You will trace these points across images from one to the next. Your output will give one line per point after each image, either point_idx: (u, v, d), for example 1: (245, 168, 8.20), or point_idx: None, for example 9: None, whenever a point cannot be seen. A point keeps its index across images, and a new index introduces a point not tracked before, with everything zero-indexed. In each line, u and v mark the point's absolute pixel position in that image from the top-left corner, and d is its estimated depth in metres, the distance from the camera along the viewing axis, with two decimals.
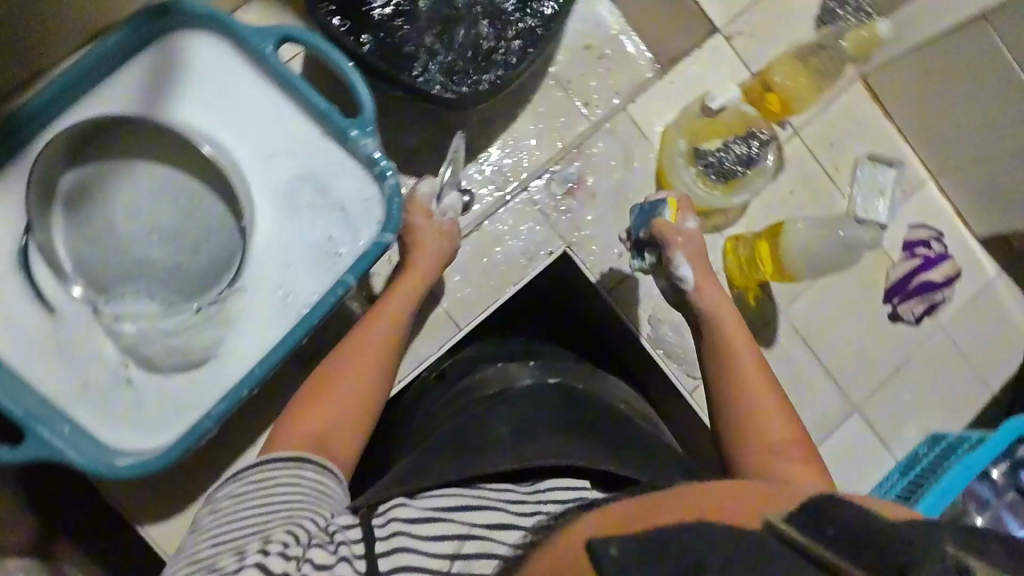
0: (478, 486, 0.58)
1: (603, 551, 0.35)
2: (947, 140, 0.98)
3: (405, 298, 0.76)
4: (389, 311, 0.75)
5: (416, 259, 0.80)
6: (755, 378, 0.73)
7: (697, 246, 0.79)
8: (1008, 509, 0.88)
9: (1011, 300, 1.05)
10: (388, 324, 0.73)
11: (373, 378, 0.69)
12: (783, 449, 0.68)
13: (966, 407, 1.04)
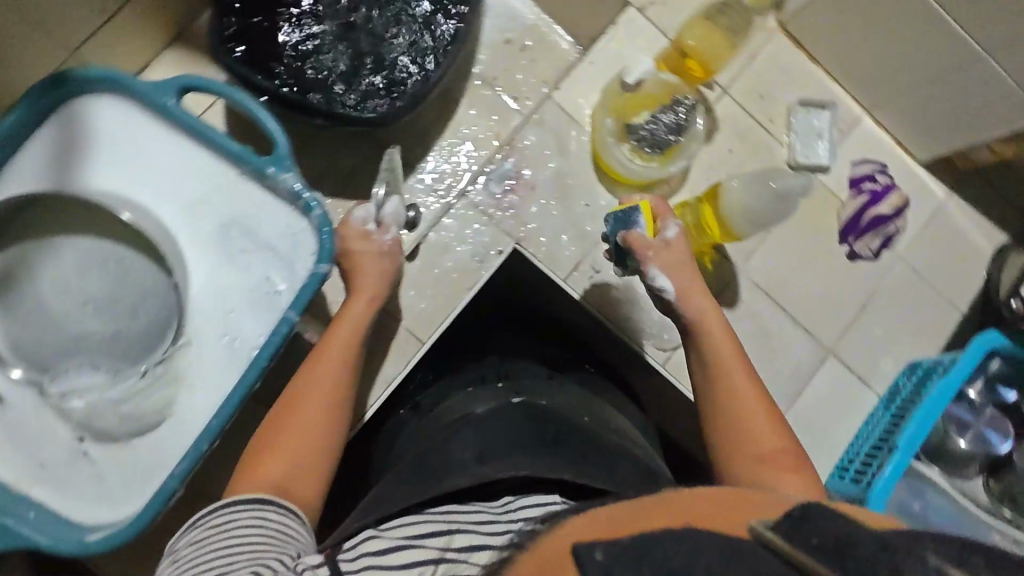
0: (437, 510, 0.61)
1: (587, 556, 0.35)
2: (874, 74, 0.98)
3: (354, 331, 0.80)
4: (341, 347, 0.78)
5: (359, 289, 0.82)
6: (746, 392, 0.75)
7: (676, 257, 0.83)
8: (989, 425, 0.87)
9: (964, 220, 1.06)
10: (342, 360, 0.77)
11: (334, 414, 0.73)
12: (770, 460, 0.71)
13: (937, 332, 1.05)
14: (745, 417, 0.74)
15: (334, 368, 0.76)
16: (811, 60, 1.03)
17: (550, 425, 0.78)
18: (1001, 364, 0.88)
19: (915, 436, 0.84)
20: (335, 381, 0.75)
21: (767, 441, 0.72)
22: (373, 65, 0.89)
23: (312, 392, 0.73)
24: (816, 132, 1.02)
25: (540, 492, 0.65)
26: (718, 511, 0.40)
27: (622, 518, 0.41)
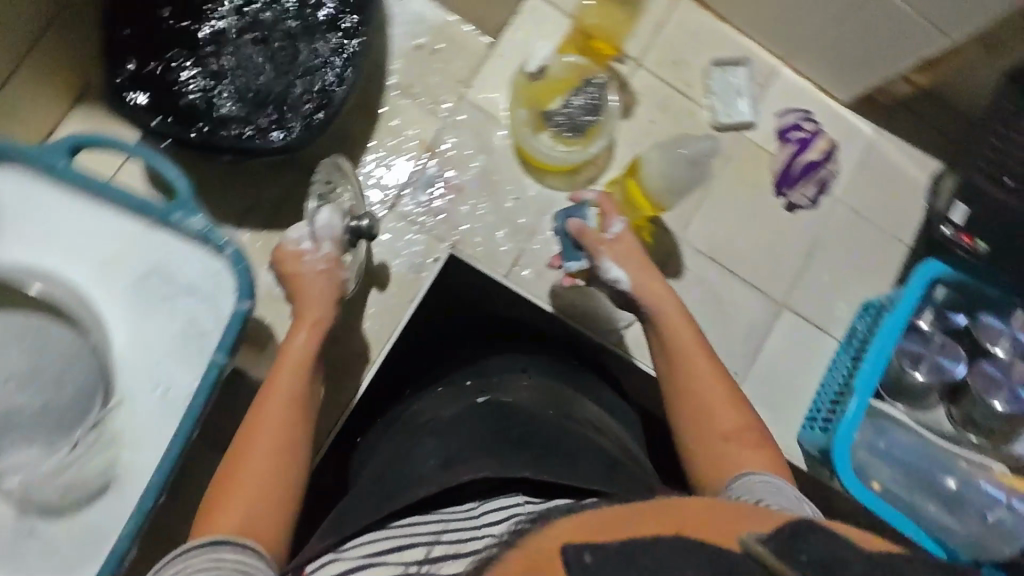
0: (392, 525, 0.61)
1: (578, 559, 0.37)
2: (783, 24, 0.97)
3: (301, 359, 0.77)
4: (291, 380, 0.76)
5: (301, 316, 0.80)
6: (705, 368, 0.75)
7: (625, 249, 0.83)
8: (940, 354, 0.86)
9: (896, 154, 1.06)
10: (292, 393, 0.74)
11: (290, 449, 0.71)
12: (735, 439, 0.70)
13: (885, 269, 1.05)
14: (709, 399, 0.73)
15: (285, 403, 0.74)
16: (719, 18, 1.02)
17: (513, 417, 0.76)
18: (946, 291, 0.88)
19: (869, 378, 0.84)
20: (288, 415, 0.73)
21: (730, 418, 0.71)
22: (281, 93, 0.89)
23: (264, 431, 0.71)
24: (735, 90, 1.01)
25: (505, 489, 0.64)
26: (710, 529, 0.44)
27: (615, 527, 0.45)
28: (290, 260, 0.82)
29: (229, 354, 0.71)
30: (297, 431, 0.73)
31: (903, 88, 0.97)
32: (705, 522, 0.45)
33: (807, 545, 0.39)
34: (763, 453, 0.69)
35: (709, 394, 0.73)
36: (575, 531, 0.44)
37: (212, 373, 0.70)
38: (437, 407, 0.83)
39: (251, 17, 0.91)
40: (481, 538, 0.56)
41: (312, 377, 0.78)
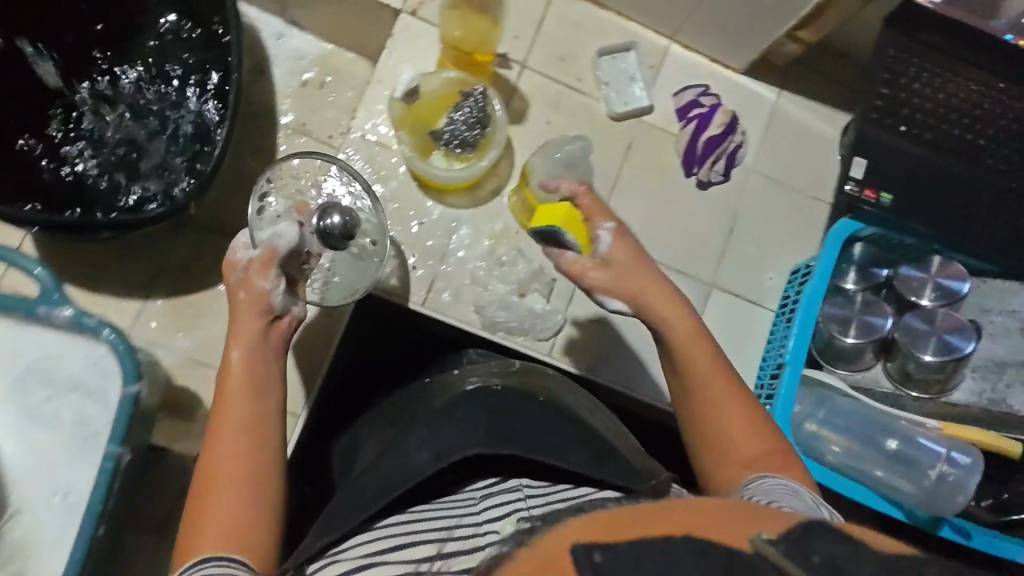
0: (382, 525, 0.62)
1: (588, 560, 0.36)
2: (661, 4, 0.94)
3: (248, 378, 0.67)
4: (243, 405, 0.65)
5: (240, 335, 0.70)
6: (710, 374, 0.69)
7: (625, 267, 0.73)
8: (866, 312, 0.83)
9: (804, 112, 1.03)
10: (245, 418, 0.64)
11: (253, 482, 0.61)
12: (763, 461, 0.65)
13: (809, 230, 1.03)
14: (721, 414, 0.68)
15: (238, 430, 0.63)
16: (599, 6, 1.00)
17: (503, 413, 0.70)
18: (863, 248, 0.88)
19: (797, 348, 0.82)
20: (245, 442, 0.62)
21: (751, 443, 0.66)
22: (166, 159, 0.88)
23: (217, 466, 0.61)
24: (628, 75, 0.99)
25: (502, 484, 0.69)
26: (724, 529, 0.41)
27: (632, 520, 0.42)
28: (239, 269, 0.73)
29: (123, 442, 0.68)
30: (258, 457, 0.62)
31: (791, 49, 0.97)
32: (719, 519, 0.43)
33: (819, 551, 0.38)
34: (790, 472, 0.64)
35: (724, 414, 0.68)
36: (593, 528, 0.41)
37: (108, 465, 0.67)
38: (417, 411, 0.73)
39: (124, 90, 0.91)
40: (489, 534, 0.60)
41: (270, 394, 0.67)
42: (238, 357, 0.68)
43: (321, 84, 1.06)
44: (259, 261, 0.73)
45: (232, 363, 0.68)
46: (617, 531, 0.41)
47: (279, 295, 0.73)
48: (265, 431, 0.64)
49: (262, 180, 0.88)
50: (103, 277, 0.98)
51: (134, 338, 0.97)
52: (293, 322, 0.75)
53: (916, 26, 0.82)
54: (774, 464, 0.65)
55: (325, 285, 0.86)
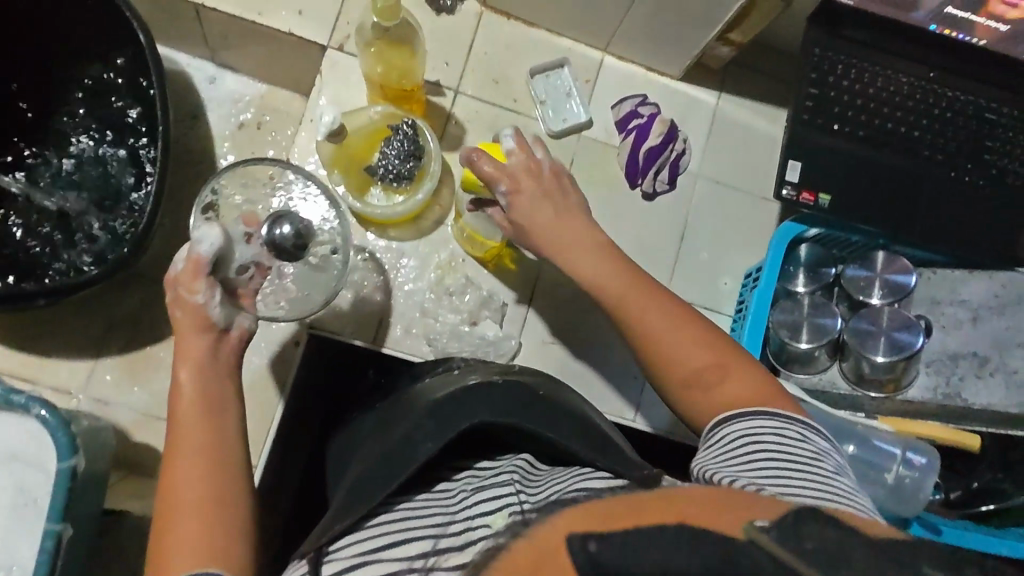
0: (373, 523, 0.57)
1: (581, 547, 0.33)
2: (588, 19, 0.93)
3: (202, 400, 0.61)
4: (200, 421, 0.59)
5: (185, 352, 0.64)
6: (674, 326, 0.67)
7: (569, 233, 0.74)
8: (816, 314, 0.82)
9: (745, 114, 1.03)
10: (202, 443, 0.57)
11: (226, 509, 0.55)
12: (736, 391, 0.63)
13: (761, 232, 1.02)
14: (653, 337, 0.67)
15: (196, 454, 0.57)
16: (529, 26, 0.99)
17: (515, 402, 0.63)
18: (809, 247, 0.87)
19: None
20: (207, 468, 0.56)
21: (688, 362, 0.65)
22: (105, 214, 0.89)
23: (179, 495, 0.54)
24: (563, 92, 0.98)
25: (495, 476, 0.61)
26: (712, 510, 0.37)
27: (616, 513, 0.36)
28: (169, 285, 0.66)
29: (63, 517, 0.67)
30: (226, 478, 0.56)
31: (724, 51, 0.97)
32: (701, 504, 0.38)
33: (808, 537, 0.35)
34: (744, 385, 0.63)
35: (657, 331, 0.67)
36: (580, 520, 0.36)
37: (49, 544, 0.66)
38: (397, 415, 0.68)
39: (54, 152, 0.91)
40: (482, 528, 0.53)
41: (228, 411, 0.61)
42: (185, 378, 0.61)
43: (258, 125, 1.05)
44: (187, 274, 0.65)
45: (179, 383, 0.62)
46: (605, 520, 0.35)
47: (217, 306, 0.66)
48: (224, 459, 0.58)
49: (208, 189, 0.85)
50: (55, 339, 0.96)
51: (88, 400, 0.95)
52: (244, 334, 0.68)
53: (839, 22, 0.81)
54: (718, 379, 0.64)
55: (291, 297, 0.81)
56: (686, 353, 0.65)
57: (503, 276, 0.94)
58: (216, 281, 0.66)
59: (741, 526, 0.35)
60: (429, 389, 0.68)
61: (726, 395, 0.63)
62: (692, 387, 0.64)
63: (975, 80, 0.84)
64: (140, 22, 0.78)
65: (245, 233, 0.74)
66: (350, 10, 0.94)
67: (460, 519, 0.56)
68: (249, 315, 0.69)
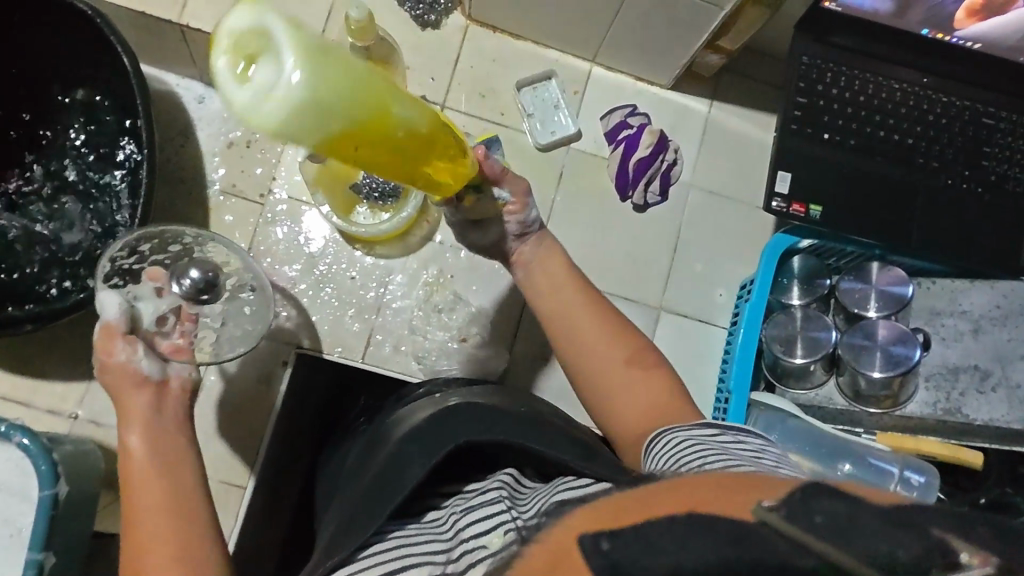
0: (369, 553, 0.52)
1: (595, 550, 0.31)
2: (574, 29, 0.92)
3: (155, 462, 0.57)
4: (155, 482, 0.55)
5: (129, 414, 0.61)
6: (595, 314, 0.66)
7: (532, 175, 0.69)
8: (810, 328, 0.80)
9: (737, 122, 1.01)
10: (161, 500, 0.54)
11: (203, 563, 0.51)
12: (634, 394, 0.61)
13: (756, 242, 0.99)
14: (578, 318, 0.65)
15: (156, 511, 0.53)
16: (515, 38, 0.98)
17: (488, 419, 0.59)
18: (802, 259, 0.85)
19: (739, 375, 0.79)
20: (176, 526, 0.53)
21: (620, 347, 0.64)
22: (94, 236, 0.89)
23: (150, 560, 0.51)
24: (551, 104, 0.97)
25: (482, 494, 0.57)
26: (721, 497, 0.35)
27: (630, 507, 0.36)
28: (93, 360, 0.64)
29: (45, 547, 0.67)
30: (203, 528, 0.53)
31: (715, 59, 0.95)
32: (714, 488, 0.37)
33: (822, 507, 0.31)
34: (649, 395, 0.61)
35: (586, 320, 0.65)
36: (590, 517, 0.36)
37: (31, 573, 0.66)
38: (378, 438, 0.67)
39: (42, 174, 0.92)
40: (480, 550, 0.50)
41: (187, 462, 0.58)
42: (136, 443, 0.58)
43: (248, 143, 1.05)
44: (103, 335, 0.64)
45: (131, 450, 0.58)
46: (612, 514, 0.36)
47: (142, 360, 0.64)
48: (193, 511, 0.54)
49: (109, 256, 0.76)
50: (47, 361, 0.95)
51: (83, 421, 0.94)
52: (184, 383, 0.66)
53: (828, 29, 0.79)
54: (648, 362, 0.64)
55: (213, 339, 0.78)
56: (596, 353, 0.64)
57: (493, 291, 0.93)
58: (137, 338, 0.65)
59: (750, 509, 0.33)
60: (410, 418, 0.63)
61: (657, 376, 0.62)
62: (632, 366, 0.63)
63: (970, 85, 0.82)
64: (125, 46, 0.78)
65: (154, 286, 0.73)
66: (335, 28, 0.94)
67: (453, 544, 0.52)
68: (189, 364, 0.67)
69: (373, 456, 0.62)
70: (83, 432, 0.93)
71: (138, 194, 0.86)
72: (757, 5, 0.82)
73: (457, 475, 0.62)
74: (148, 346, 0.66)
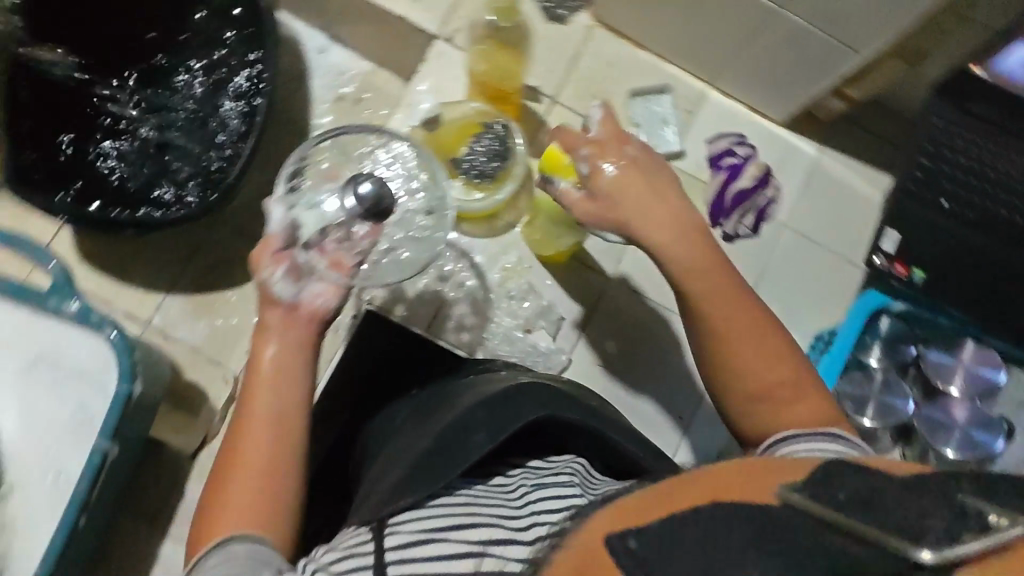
0: (438, 503, 0.54)
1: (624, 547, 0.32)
2: (699, 48, 0.92)
3: (278, 370, 0.59)
4: (272, 391, 0.57)
5: (265, 326, 0.61)
6: (742, 316, 0.63)
7: (632, 179, 0.69)
8: (884, 393, 0.79)
9: (847, 172, 0.99)
10: (272, 407, 0.57)
11: (285, 504, 0.55)
12: (780, 400, 0.60)
13: (841, 296, 0.97)
14: (725, 311, 0.63)
15: (266, 418, 0.56)
16: (638, 47, 0.98)
17: (559, 404, 0.60)
18: (891, 321, 0.82)
19: None
20: (277, 435, 0.56)
21: (776, 364, 0.61)
22: (197, 158, 0.92)
23: (248, 462, 0.54)
24: (660, 118, 0.97)
25: (555, 475, 0.57)
26: (733, 486, 0.37)
27: (649, 505, 0.38)
28: (251, 262, 0.64)
29: (111, 437, 0.71)
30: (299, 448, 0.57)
31: (837, 105, 0.93)
32: (729, 479, 0.39)
33: (844, 486, 0.32)
34: (798, 408, 0.60)
35: (737, 322, 0.63)
36: (621, 516, 0.38)
37: (95, 459, 0.70)
38: (440, 403, 0.68)
39: (160, 90, 0.95)
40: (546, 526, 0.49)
41: (307, 378, 0.60)
42: (269, 356, 0.59)
43: (357, 101, 1.07)
44: (266, 247, 0.64)
45: (265, 354, 0.59)
46: (643, 513, 0.37)
47: (278, 281, 0.62)
48: (294, 428, 0.57)
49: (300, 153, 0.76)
50: (132, 266, 1.00)
51: (153, 329, 0.98)
52: (318, 311, 0.62)
53: (967, 95, 0.76)
54: (785, 400, 0.60)
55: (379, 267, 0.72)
56: (751, 350, 0.62)
57: (566, 288, 0.94)
58: (286, 255, 0.64)
59: (773, 494, 0.34)
60: (478, 389, 0.64)
61: (790, 416, 0.59)
62: (757, 402, 0.61)
63: None
64: None
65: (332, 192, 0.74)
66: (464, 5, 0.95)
67: (523, 512, 0.52)
68: (331, 289, 0.63)
69: (435, 416, 0.63)
70: (150, 339, 0.98)
71: (251, 126, 0.89)
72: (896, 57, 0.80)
73: (522, 448, 0.63)
74: (295, 261, 0.63)
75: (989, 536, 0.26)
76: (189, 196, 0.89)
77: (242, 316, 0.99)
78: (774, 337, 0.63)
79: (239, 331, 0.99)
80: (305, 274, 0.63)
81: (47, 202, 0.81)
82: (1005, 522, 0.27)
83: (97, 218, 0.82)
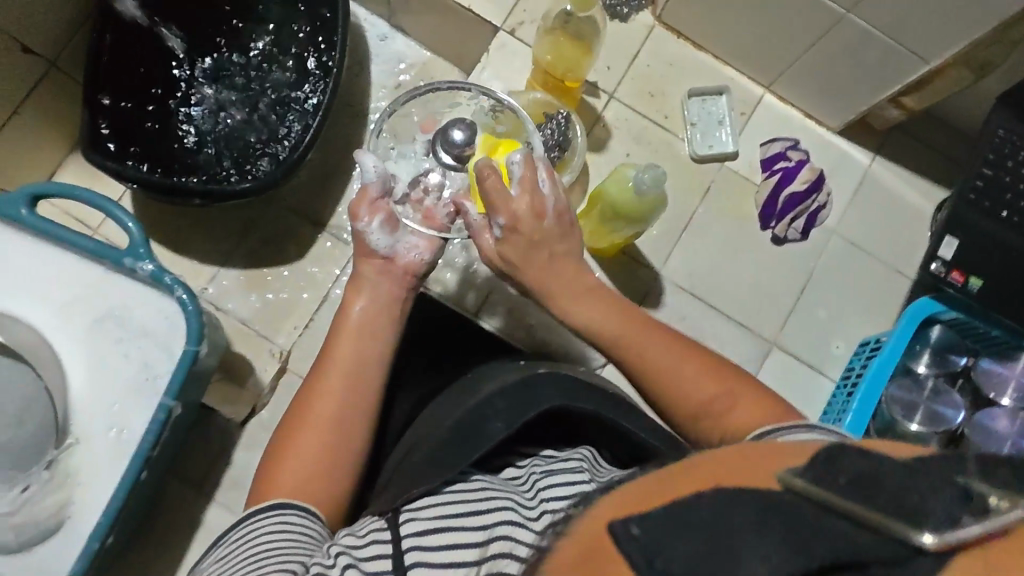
0: (452, 490, 0.53)
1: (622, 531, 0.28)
2: (759, 52, 0.93)
3: (361, 326, 0.65)
4: (352, 346, 0.64)
5: (360, 281, 0.69)
6: (654, 352, 0.61)
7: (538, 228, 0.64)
8: (937, 400, 0.78)
9: (900, 182, 0.99)
10: (349, 359, 0.63)
11: (346, 453, 0.59)
12: (723, 413, 0.57)
13: (888, 305, 0.97)
14: (641, 347, 0.61)
15: (339, 369, 0.62)
16: (697, 48, 0.99)
17: (575, 395, 0.59)
18: (943, 330, 0.83)
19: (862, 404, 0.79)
20: (349, 385, 0.61)
21: (705, 379, 0.59)
22: (262, 135, 0.94)
23: (317, 406, 0.59)
24: (716, 119, 0.98)
25: (564, 459, 0.57)
26: (738, 467, 0.32)
27: (649, 488, 0.33)
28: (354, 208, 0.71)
29: (177, 396, 0.72)
30: (364, 401, 0.61)
31: (893, 114, 0.93)
32: (732, 460, 0.34)
33: (846, 467, 0.28)
34: (743, 411, 0.56)
35: (651, 350, 0.61)
36: (621, 503, 0.32)
37: (161, 415, 0.71)
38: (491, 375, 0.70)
39: (227, 68, 0.97)
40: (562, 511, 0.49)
41: (384, 339, 0.66)
42: (357, 311, 0.66)
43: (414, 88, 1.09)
44: (368, 199, 0.71)
45: (353, 310, 0.67)
46: (648, 496, 0.32)
47: (375, 233, 0.70)
48: (365, 383, 0.62)
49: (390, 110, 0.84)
50: (189, 239, 1.02)
51: (205, 299, 1.00)
52: (415, 265, 0.71)
53: None
54: (724, 409, 0.57)
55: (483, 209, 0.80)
56: (678, 373, 0.60)
57: (615, 280, 0.95)
58: (384, 207, 0.71)
59: (773, 476, 0.30)
60: (502, 377, 0.65)
61: (734, 424, 0.56)
62: (701, 419, 0.58)
63: None
64: None
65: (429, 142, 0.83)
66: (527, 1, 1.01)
67: (534, 503, 0.52)
68: (424, 246, 0.72)
69: (478, 387, 0.65)
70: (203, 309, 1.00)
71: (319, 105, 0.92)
72: (961, 68, 0.80)
73: (536, 438, 0.62)
74: (393, 216, 0.72)
75: (989, 518, 0.24)
76: (252, 171, 0.92)
77: (293, 291, 1.01)
78: (691, 357, 0.61)
79: (290, 306, 1.01)
80: (398, 227, 0.71)
81: (119, 167, 0.83)
82: (1004, 504, 0.25)
83: (171, 185, 0.85)
